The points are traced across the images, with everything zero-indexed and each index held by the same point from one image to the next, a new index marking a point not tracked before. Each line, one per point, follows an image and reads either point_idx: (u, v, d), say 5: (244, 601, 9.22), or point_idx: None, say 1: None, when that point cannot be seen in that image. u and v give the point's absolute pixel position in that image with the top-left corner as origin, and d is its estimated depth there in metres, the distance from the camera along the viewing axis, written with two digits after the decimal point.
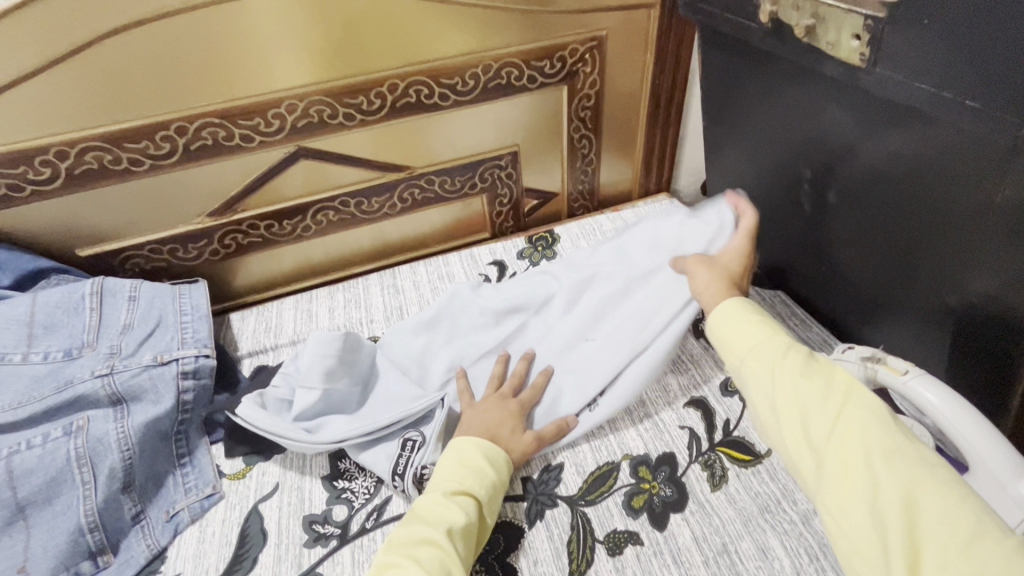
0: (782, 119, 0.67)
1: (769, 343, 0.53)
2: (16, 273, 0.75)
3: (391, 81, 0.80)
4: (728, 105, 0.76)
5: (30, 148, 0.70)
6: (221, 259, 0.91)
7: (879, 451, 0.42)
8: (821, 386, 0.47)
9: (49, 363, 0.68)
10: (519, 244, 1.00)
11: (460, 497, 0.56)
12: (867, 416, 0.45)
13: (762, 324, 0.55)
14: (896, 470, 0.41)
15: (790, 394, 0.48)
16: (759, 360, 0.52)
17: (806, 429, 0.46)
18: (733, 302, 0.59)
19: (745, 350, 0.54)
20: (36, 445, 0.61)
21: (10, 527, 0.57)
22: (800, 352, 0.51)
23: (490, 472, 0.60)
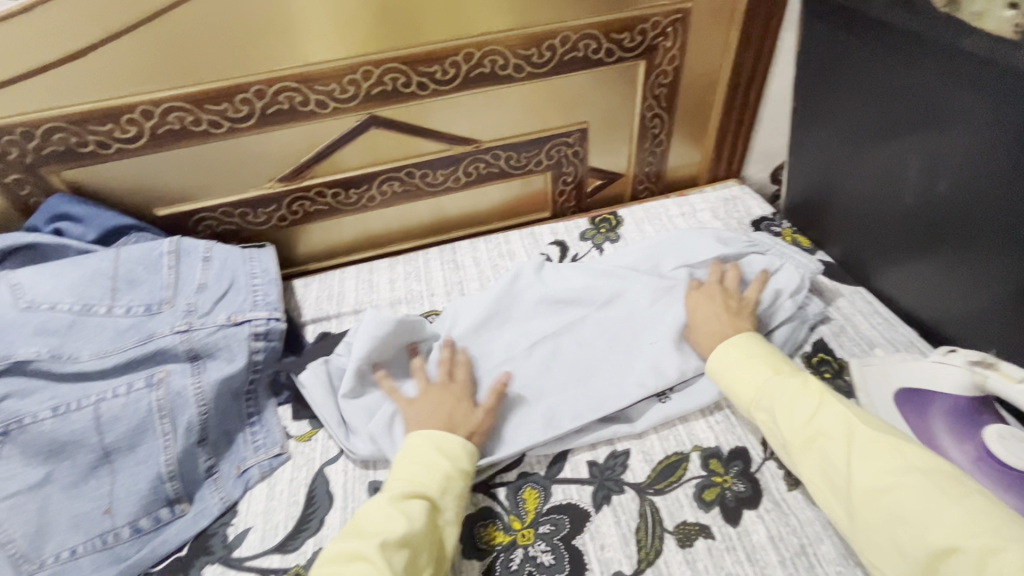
0: (903, 98, 0.63)
1: (769, 384, 0.59)
2: (100, 228, 0.77)
3: (467, 50, 0.78)
4: (837, 81, 0.73)
5: (118, 106, 0.72)
6: (287, 226, 0.92)
7: (903, 479, 0.47)
8: (825, 425, 0.53)
9: (131, 316, 0.69)
10: (582, 224, 0.97)
11: (411, 501, 0.53)
12: (879, 449, 0.49)
13: (757, 365, 0.61)
14: (921, 503, 0.45)
15: (806, 435, 0.54)
16: (768, 404, 0.58)
17: (826, 472, 0.51)
18: (724, 347, 0.64)
19: (752, 394, 0.60)
20: (122, 394, 0.63)
21: (97, 470, 0.60)
22: (799, 389, 0.57)
23: (432, 468, 0.57)
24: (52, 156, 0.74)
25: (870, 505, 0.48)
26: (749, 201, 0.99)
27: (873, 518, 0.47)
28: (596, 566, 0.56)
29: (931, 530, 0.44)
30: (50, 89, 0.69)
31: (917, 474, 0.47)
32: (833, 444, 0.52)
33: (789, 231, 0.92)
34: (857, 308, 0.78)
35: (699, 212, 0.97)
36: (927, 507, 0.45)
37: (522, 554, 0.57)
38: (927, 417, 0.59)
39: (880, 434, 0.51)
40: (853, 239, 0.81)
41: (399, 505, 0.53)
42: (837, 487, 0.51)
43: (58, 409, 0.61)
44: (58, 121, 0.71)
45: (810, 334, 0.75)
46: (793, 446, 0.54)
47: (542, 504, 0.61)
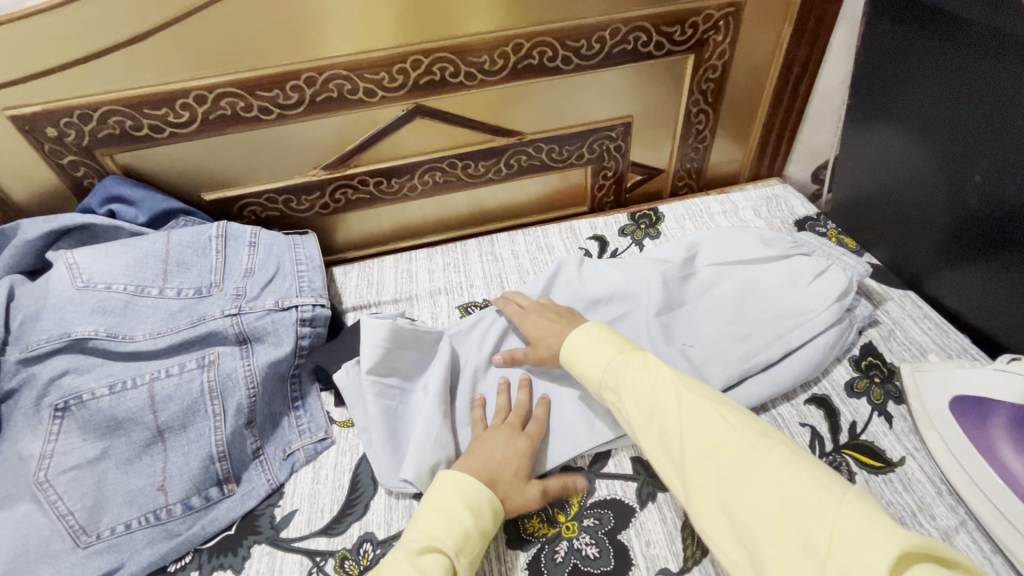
0: (976, 98, 0.61)
1: (614, 365, 0.57)
2: (152, 211, 0.78)
3: (517, 40, 0.78)
4: (902, 78, 0.71)
5: (174, 90, 0.73)
6: (329, 214, 0.93)
7: (721, 438, 0.47)
8: (662, 395, 0.52)
9: (182, 299, 0.71)
10: (621, 220, 0.96)
11: (426, 556, 0.49)
12: (707, 415, 0.49)
13: (604, 344, 0.60)
14: (742, 463, 0.45)
15: (643, 407, 0.53)
16: (610, 378, 0.57)
17: (664, 440, 0.51)
18: (578, 333, 0.62)
19: (598, 377, 0.58)
20: (174, 374, 0.64)
21: (151, 447, 0.62)
22: (639, 365, 0.56)
23: (453, 523, 0.51)
24: (107, 139, 0.75)
25: (701, 470, 0.47)
26: (793, 200, 0.97)
27: (705, 483, 0.47)
28: (642, 562, 0.55)
29: (751, 489, 0.44)
30: (108, 73, 0.70)
31: (739, 437, 0.47)
32: (670, 413, 0.51)
33: (835, 232, 0.90)
34: (908, 312, 0.76)
35: (741, 210, 0.96)
36: (746, 466, 0.45)
37: (567, 547, 0.57)
38: (988, 426, 0.58)
39: (701, 399, 0.51)
40: (904, 241, 0.79)
41: (411, 562, 0.48)
42: (673, 456, 0.50)
43: (115, 386, 0.62)
44: (115, 105, 0.72)
45: (858, 337, 0.74)
46: (636, 422, 0.53)
47: (587, 498, 0.61)
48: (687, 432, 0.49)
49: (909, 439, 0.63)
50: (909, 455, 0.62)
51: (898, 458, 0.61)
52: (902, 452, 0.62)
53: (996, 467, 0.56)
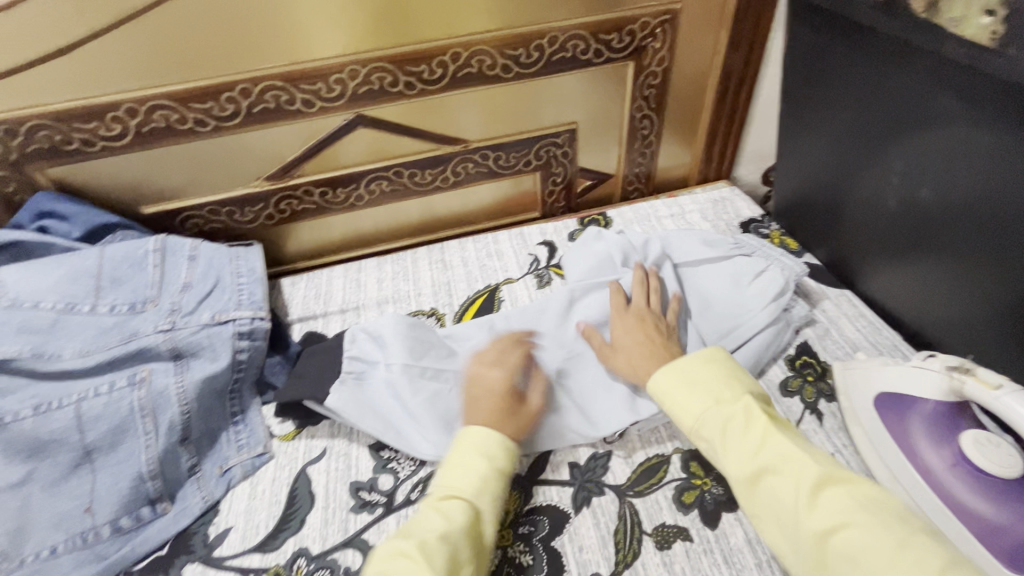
0: (889, 103, 0.63)
1: (713, 414, 0.56)
2: (85, 226, 0.77)
3: (454, 49, 0.78)
4: (824, 84, 0.73)
5: (102, 104, 0.71)
6: (275, 224, 0.92)
7: (843, 513, 0.46)
8: (772, 458, 0.51)
9: (115, 315, 0.69)
10: (570, 225, 0.97)
11: (449, 504, 0.54)
12: (824, 489, 0.48)
13: (699, 391, 0.58)
14: (868, 544, 0.44)
15: (750, 470, 0.51)
16: (712, 431, 0.55)
17: (775, 510, 0.49)
18: (666, 372, 0.61)
19: (693, 423, 0.57)
20: (103, 393, 0.63)
21: (78, 469, 0.60)
22: (741, 421, 0.54)
23: (473, 472, 0.56)
24: (35, 154, 0.74)
25: (821, 548, 0.45)
26: (738, 202, 0.99)
27: (826, 562, 0.45)
28: (574, 567, 0.56)
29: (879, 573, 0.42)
30: (32, 86, 0.68)
31: (857, 507, 0.46)
32: (780, 477, 0.50)
33: (777, 233, 0.92)
34: (842, 311, 0.78)
35: (688, 213, 0.97)
36: (876, 551, 0.43)
37: (501, 555, 0.57)
38: (906, 421, 0.59)
39: (816, 469, 0.49)
40: (839, 243, 0.81)
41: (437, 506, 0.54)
42: (787, 527, 0.48)
43: (39, 408, 0.61)
44: (41, 119, 0.71)
45: (794, 336, 0.76)
46: (740, 484, 0.52)
47: (522, 505, 0.61)
48: (802, 504, 0.47)
49: (838, 436, 0.64)
50: (837, 452, 0.63)
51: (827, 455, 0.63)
52: (830, 450, 0.63)
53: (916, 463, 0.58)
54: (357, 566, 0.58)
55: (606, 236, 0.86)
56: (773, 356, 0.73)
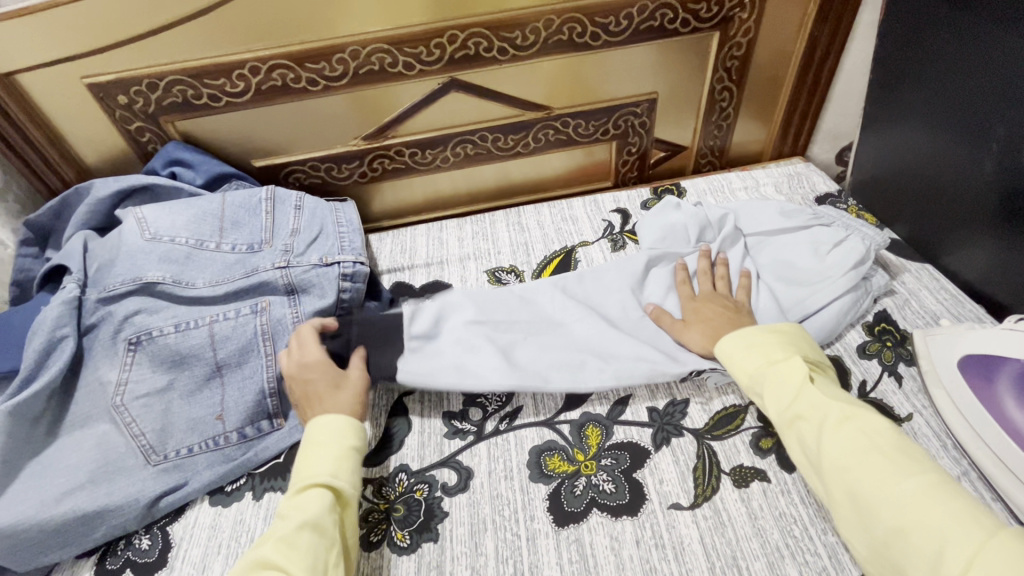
0: (996, 68, 0.63)
1: (762, 369, 0.59)
2: (208, 174, 0.85)
3: (548, 16, 0.82)
4: (924, 51, 0.73)
5: (231, 62, 0.79)
6: (366, 182, 0.99)
7: (867, 460, 0.49)
8: (803, 407, 0.55)
9: (237, 253, 0.77)
10: (643, 194, 1.00)
11: (308, 493, 0.56)
12: (853, 438, 0.51)
13: (753, 350, 0.62)
14: (879, 485, 0.48)
15: (787, 419, 0.56)
16: (759, 386, 0.59)
17: (806, 454, 0.53)
18: (729, 337, 0.65)
19: (744, 379, 0.61)
20: (231, 318, 0.71)
21: (211, 381, 0.69)
22: (781, 375, 0.58)
23: (322, 458, 0.59)
24: (169, 107, 0.82)
25: (838, 486, 0.50)
26: (814, 177, 0.99)
27: (843, 497, 0.49)
28: (655, 497, 0.60)
29: (888, 514, 0.46)
30: (174, 44, 0.76)
31: (880, 451, 0.50)
32: (810, 424, 0.54)
33: (855, 208, 0.92)
34: (922, 283, 0.78)
35: (762, 186, 0.98)
36: (884, 490, 0.47)
37: (585, 482, 0.62)
38: (993, 383, 0.60)
39: (850, 420, 0.52)
40: (923, 215, 0.81)
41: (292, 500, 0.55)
42: (814, 467, 0.53)
43: (179, 326, 0.69)
44: (178, 75, 0.79)
45: (873, 305, 0.76)
46: (780, 429, 0.56)
47: (604, 440, 0.65)
48: (825, 445, 0.52)
49: (918, 397, 0.66)
50: (916, 412, 0.64)
51: (906, 414, 0.64)
52: (909, 409, 0.65)
53: (1001, 422, 0.58)
54: (453, 483, 0.63)
55: (685, 207, 0.88)
56: (850, 322, 0.74)
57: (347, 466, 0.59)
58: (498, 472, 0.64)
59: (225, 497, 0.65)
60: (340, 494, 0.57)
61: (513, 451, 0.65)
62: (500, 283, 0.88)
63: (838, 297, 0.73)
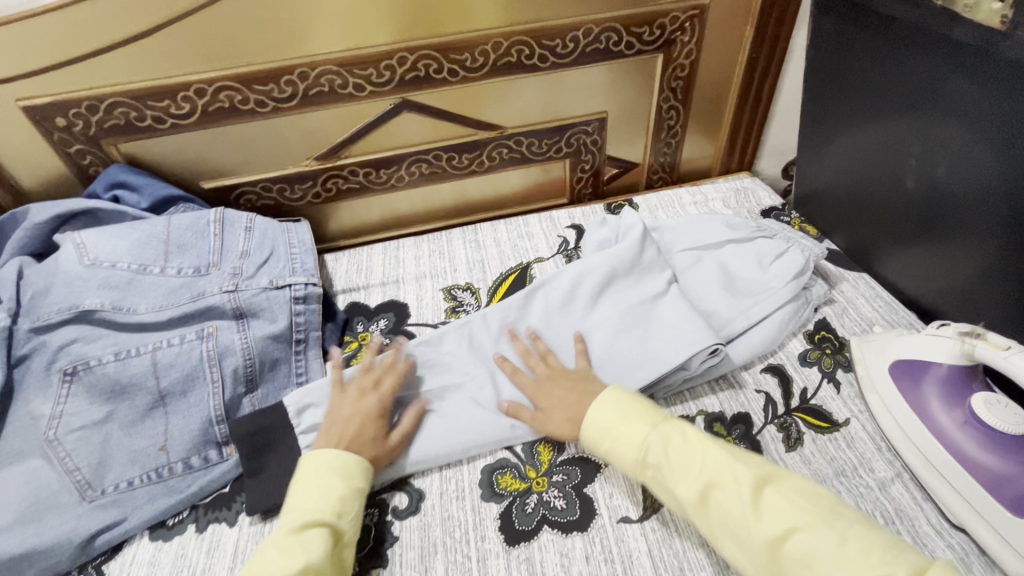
0: (908, 88, 0.68)
1: (651, 441, 0.57)
2: (153, 197, 0.84)
3: (496, 39, 0.84)
4: (845, 74, 0.77)
5: (175, 84, 0.78)
6: (321, 203, 0.98)
7: (801, 524, 0.48)
8: (719, 472, 0.53)
9: (183, 276, 0.75)
10: (597, 210, 1.02)
11: (311, 531, 0.53)
12: (777, 499, 0.50)
13: (633, 418, 0.59)
14: (822, 549, 0.46)
15: (705, 490, 0.52)
16: (655, 458, 0.56)
17: (732, 529, 0.50)
18: (600, 407, 0.61)
19: (631, 454, 0.57)
20: (176, 344, 0.69)
21: (153, 411, 0.67)
22: (679, 442, 0.56)
23: (326, 493, 0.57)
24: (112, 129, 0.80)
25: (777, 552, 0.48)
26: (759, 192, 1.03)
27: (783, 567, 0.47)
28: (605, 511, 0.60)
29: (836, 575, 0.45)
30: (114, 67, 0.75)
31: (805, 512, 0.49)
32: (727, 492, 0.52)
33: (797, 220, 0.95)
34: (859, 292, 0.82)
35: (711, 201, 1.02)
36: (826, 551, 0.46)
37: (537, 499, 0.62)
38: (920, 385, 0.63)
39: (763, 480, 0.52)
40: (858, 226, 0.85)
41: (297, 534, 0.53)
42: (740, 540, 0.50)
43: (119, 354, 0.67)
44: (121, 97, 0.78)
45: (813, 314, 0.79)
46: (694, 508, 0.53)
47: (556, 456, 0.66)
48: (752, 514, 0.50)
49: (855, 402, 0.68)
50: (853, 417, 0.67)
51: (843, 419, 0.67)
52: (847, 414, 0.67)
53: (927, 423, 0.61)
54: (403, 506, 0.63)
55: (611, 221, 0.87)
56: (792, 328, 0.76)
57: (350, 509, 0.57)
58: (450, 493, 0.63)
59: (167, 531, 0.63)
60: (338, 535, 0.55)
61: (466, 470, 0.65)
62: (456, 301, 0.88)
63: (778, 308, 0.76)
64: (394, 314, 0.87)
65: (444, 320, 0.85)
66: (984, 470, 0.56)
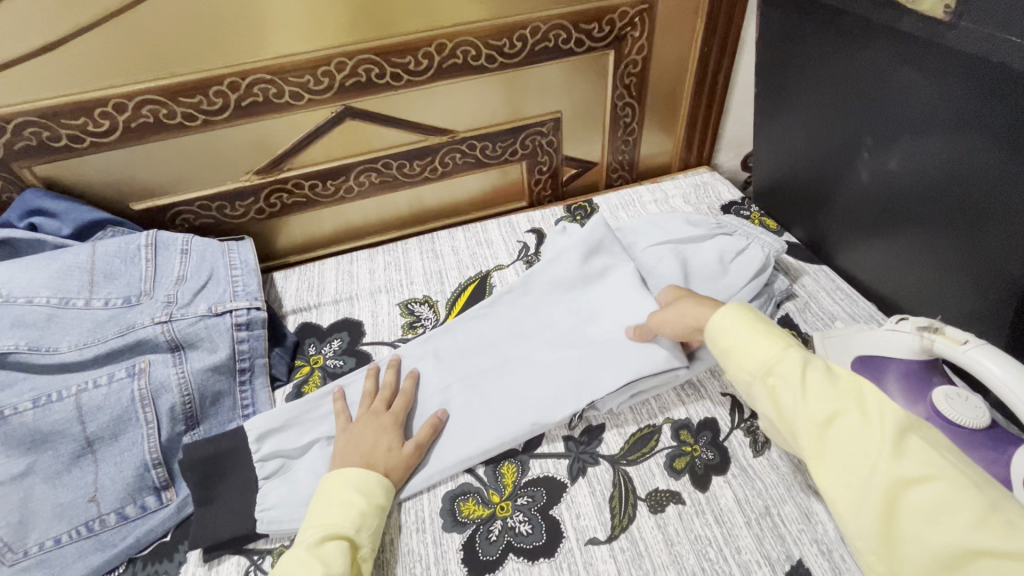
0: (858, 80, 0.66)
1: (791, 355, 0.50)
2: (76, 222, 0.77)
3: (440, 40, 0.80)
4: (794, 66, 0.76)
5: (90, 100, 0.72)
6: (265, 219, 0.93)
7: (935, 471, 0.41)
8: (852, 402, 0.46)
9: (110, 309, 0.69)
10: (557, 212, 0.99)
11: (328, 545, 0.52)
12: (912, 441, 0.44)
13: (770, 338, 0.53)
14: (951, 498, 0.40)
15: (831, 415, 0.46)
16: (778, 378, 0.50)
17: (844, 459, 0.45)
18: (740, 319, 0.56)
19: (763, 368, 0.51)
20: (103, 385, 0.64)
21: (80, 459, 0.61)
22: (822, 367, 0.49)
23: (348, 507, 0.55)
24: (23, 151, 0.74)
25: (895, 494, 0.42)
26: (719, 186, 1.02)
27: (894, 509, 0.42)
28: (572, 534, 0.58)
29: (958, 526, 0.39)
30: (19, 84, 0.69)
31: (948, 463, 0.42)
32: (860, 423, 0.45)
33: (757, 214, 0.95)
34: (820, 285, 0.81)
35: (671, 198, 1.00)
36: (964, 509, 0.39)
37: (501, 525, 0.59)
38: (881, 381, 0.63)
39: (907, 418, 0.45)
40: (817, 218, 0.84)
41: (315, 549, 0.51)
42: (854, 472, 0.44)
43: (38, 400, 0.61)
44: (30, 116, 0.71)
45: (776, 310, 0.78)
46: (813, 424, 0.47)
47: (520, 478, 0.63)
48: (887, 449, 0.43)
49: None
50: None
51: None
52: None
53: None
54: None
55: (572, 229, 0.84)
56: None
57: (372, 522, 0.56)
58: (410, 525, 0.60)
59: None
60: (355, 550, 0.54)
61: (426, 499, 0.62)
62: (413, 316, 0.84)
63: (740, 307, 0.74)
64: (348, 333, 0.83)
65: (402, 337, 0.81)
66: None
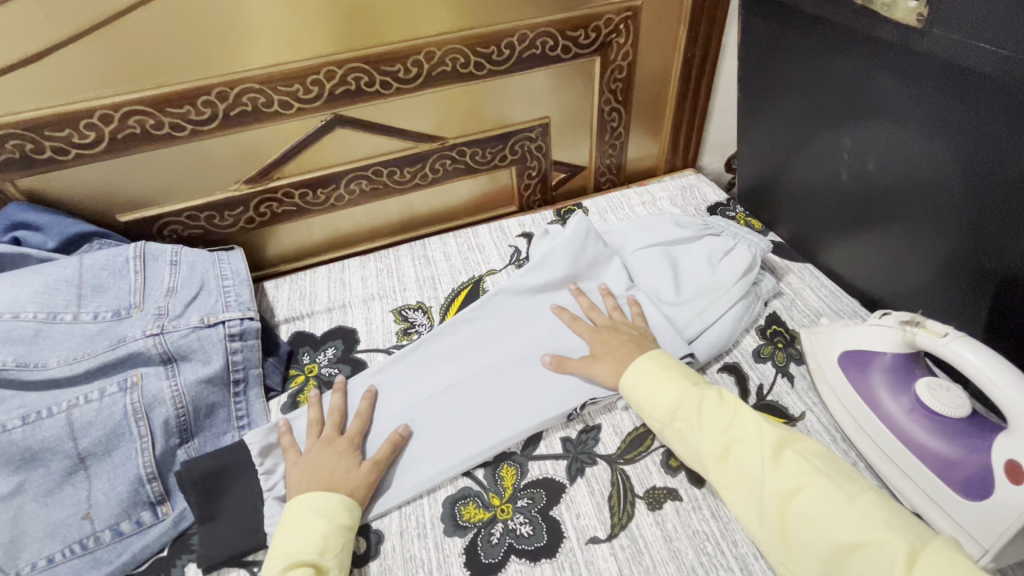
0: (836, 85, 0.69)
1: (687, 396, 0.58)
2: (61, 235, 0.76)
3: (428, 48, 0.81)
4: (775, 71, 0.78)
5: (76, 111, 0.71)
6: (255, 228, 0.92)
7: (811, 481, 0.49)
8: (740, 431, 0.54)
9: (99, 322, 0.68)
10: (547, 216, 1.00)
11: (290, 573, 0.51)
12: (790, 458, 0.51)
13: (666, 383, 0.60)
14: (825, 505, 0.47)
15: (726, 446, 0.54)
16: (681, 419, 0.57)
17: (744, 482, 0.51)
18: (642, 364, 0.63)
19: (666, 411, 0.59)
20: (94, 400, 0.63)
21: (72, 476, 0.60)
22: (713, 402, 0.57)
23: (308, 532, 0.55)
24: (6, 164, 0.73)
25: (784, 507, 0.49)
26: (705, 188, 1.04)
27: (786, 520, 0.48)
28: (572, 534, 0.59)
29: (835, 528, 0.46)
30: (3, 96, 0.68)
31: (821, 473, 0.49)
32: (748, 449, 0.53)
33: (742, 215, 0.97)
34: (805, 282, 0.83)
35: (658, 200, 1.02)
36: (836, 512, 0.46)
37: (502, 528, 0.59)
38: (867, 372, 0.64)
39: (784, 441, 0.53)
40: (800, 218, 0.86)
41: None
42: (752, 493, 0.51)
43: (27, 417, 0.60)
44: (14, 128, 0.70)
45: (764, 308, 0.80)
46: (711, 456, 0.54)
47: (520, 480, 0.63)
48: (770, 467, 0.51)
49: (808, 395, 0.70)
50: (808, 410, 0.68)
51: (799, 413, 0.68)
52: (802, 408, 0.68)
53: (876, 410, 0.62)
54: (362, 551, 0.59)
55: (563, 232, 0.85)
56: (746, 323, 0.76)
57: (337, 543, 0.55)
58: (411, 531, 0.60)
59: None
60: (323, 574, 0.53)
61: (426, 505, 0.62)
62: (407, 322, 0.84)
63: (729, 306, 0.76)
64: (342, 341, 0.82)
65: (396, 343, 0.81)
66: (931, 454, 0.57)
